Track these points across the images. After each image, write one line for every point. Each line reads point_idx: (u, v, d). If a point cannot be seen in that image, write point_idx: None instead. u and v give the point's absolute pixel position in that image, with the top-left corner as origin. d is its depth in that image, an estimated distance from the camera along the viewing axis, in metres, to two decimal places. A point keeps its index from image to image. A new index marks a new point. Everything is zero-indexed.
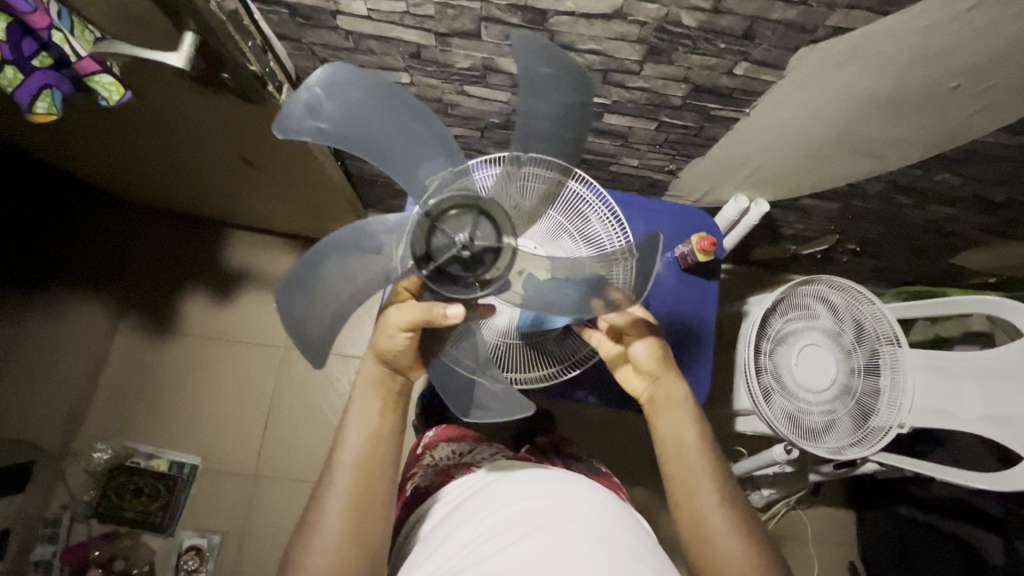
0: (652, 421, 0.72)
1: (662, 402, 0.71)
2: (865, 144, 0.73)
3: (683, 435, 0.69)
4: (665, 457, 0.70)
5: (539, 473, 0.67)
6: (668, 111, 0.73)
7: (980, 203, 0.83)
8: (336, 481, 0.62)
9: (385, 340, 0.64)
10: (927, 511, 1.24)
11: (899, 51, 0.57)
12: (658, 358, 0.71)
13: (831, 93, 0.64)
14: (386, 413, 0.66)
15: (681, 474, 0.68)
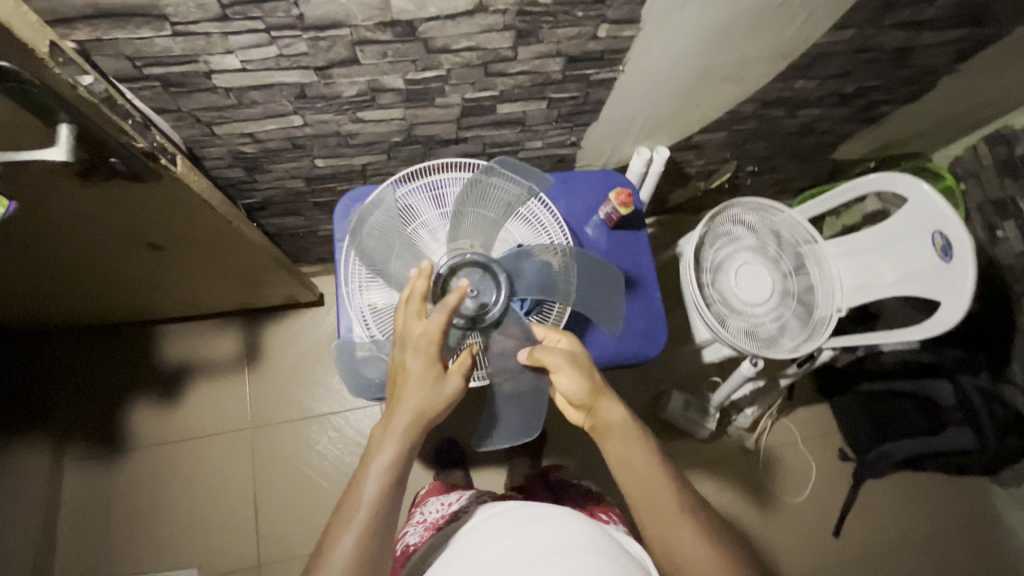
0: (600, 447, 0.72)
1: (601, 430, 0.72)
2: (725, 69, 0.85)
3: (632, 457, 0.69)
4: (622, 483, 0.70)
5: (531, 510, 0.74)
6: (552, 87, 0.80)
7: (833, 95, 1.01)
8: (356, 521, 0.59)
9: (435, 390, 0.67)
10: (891, 380, 1.38)
11: None
12: (586, 387, 0.72)
13: (686, 31, 0.73)
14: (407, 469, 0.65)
15: (639, 490, 0.67)
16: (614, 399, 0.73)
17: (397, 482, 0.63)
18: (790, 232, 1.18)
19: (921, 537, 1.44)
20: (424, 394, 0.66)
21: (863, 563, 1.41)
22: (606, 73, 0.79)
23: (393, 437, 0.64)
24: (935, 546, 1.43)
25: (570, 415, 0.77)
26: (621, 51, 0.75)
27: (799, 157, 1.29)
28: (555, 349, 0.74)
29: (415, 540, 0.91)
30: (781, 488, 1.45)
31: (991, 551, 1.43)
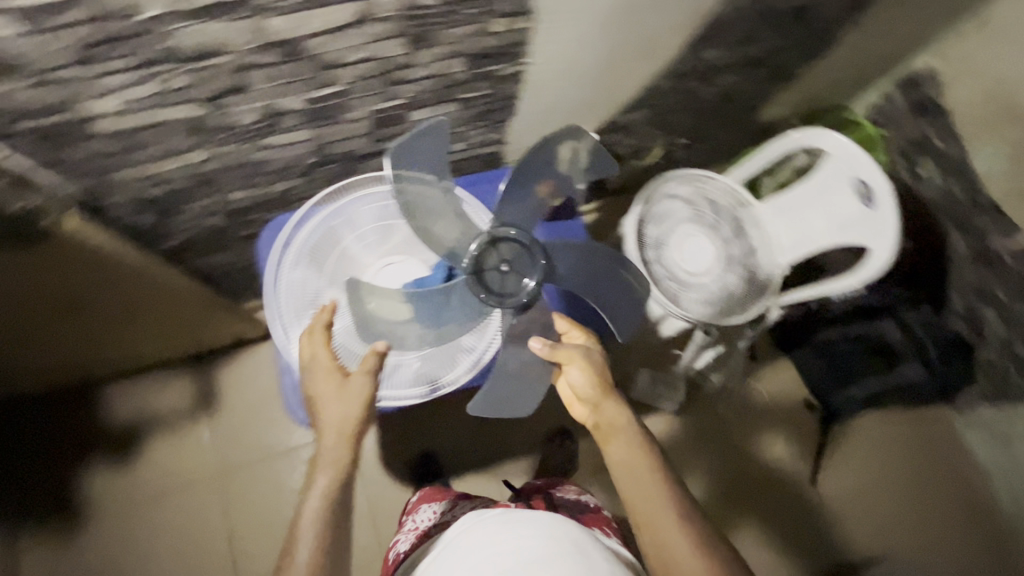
0: (603, 446, 0.76)
1: (606, 428, 0.77)
2: (633, 48, 0.85)
3: (632, 457, 0.73)
4: (618, 482, 0.73)
5: (508, 520, 0.71)
6: (462, 87, 0.79)
7: (744, 59, 1.02)
8: (304, 546, 0.61)
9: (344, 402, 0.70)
10: (845, 326, 1.41)
11: None
12: (594, 385, 0.78)
13: (584, 17, 0.73)
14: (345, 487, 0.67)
15: (636, 487, 0.71)
16: (620, 401, 0.78)
17: (339, 502, 0.65)
18: (726, 199, 1.19)
19: (891, 471, 1.50)
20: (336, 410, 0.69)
21: (840, 506, 1.48)
22: (513, 67, 0.78)
23: (324, 464, 0.67)
24: (905, 477, 1.50)
25: (578, 412, 0.83)
26: (522, 43, 0.74)
27: (725, 124, 1.31)
28: (569, 345, 0.79)
29: (406, 548, 0.90)
30: (755, 448, 1.49)
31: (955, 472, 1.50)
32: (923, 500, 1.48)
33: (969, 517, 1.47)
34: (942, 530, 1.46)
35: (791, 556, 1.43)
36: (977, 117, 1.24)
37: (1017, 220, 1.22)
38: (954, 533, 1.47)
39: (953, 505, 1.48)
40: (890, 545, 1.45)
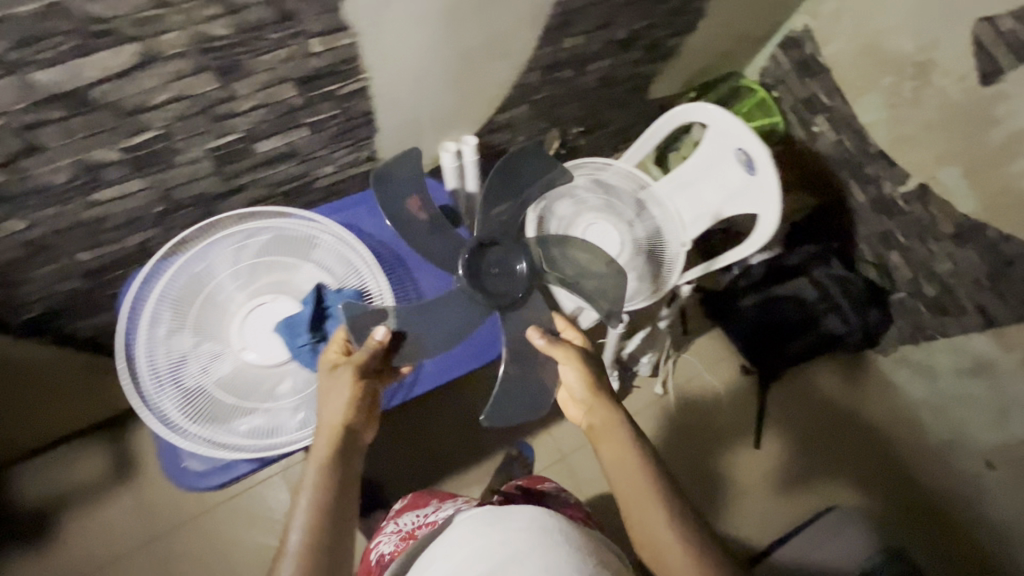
0: (594, 446, 0.74)
1: (600, 426, 0.75)
2: (483, 49, 0.82)
3: (625, 456, 0.71)
4: (610, 482, 0.71)
5: (489, 514, 0.63)
6: (303, 112, 0.75)
7: (611, 44, 1.01)
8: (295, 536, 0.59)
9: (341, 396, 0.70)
10: (764, 289, 1.43)
11: None
12: (586, 381, 0.77)
13: (412, 26, 0.70)
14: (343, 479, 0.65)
15: (626, 483, 0.69)
16: (613, 403, 0.76)
17: (338, 495, 0.63)
18: (622, 182, 1.16)
19: (830, 422, 1.51)
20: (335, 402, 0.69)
21: (787, 464, 1.48)
22: (352, 84, 0.75)
23: (313, 462, 0.66)
24: (847, 425, 1.51)
25: (570, 413, 0.81)
26: (352, 60, 0.70)
27: (618, 107, 1.30)
28: (566, 342, 0.79)
29: (390, 550, 0.85)
30: (699, 421, 1.50)
31: (897, 413, 1.50)
32: (868, 445, 1.50)
33: (914, 456, 1.47)
34: (888, 472, 1.47)
35: (746, 522, 1.42)
36: (855, 70, 1.26)
37: (904, 165, 1.25)
38: (903, 473, 1.47)
39: (897, 446, 1.49)
40: (841, 496, 1.45)
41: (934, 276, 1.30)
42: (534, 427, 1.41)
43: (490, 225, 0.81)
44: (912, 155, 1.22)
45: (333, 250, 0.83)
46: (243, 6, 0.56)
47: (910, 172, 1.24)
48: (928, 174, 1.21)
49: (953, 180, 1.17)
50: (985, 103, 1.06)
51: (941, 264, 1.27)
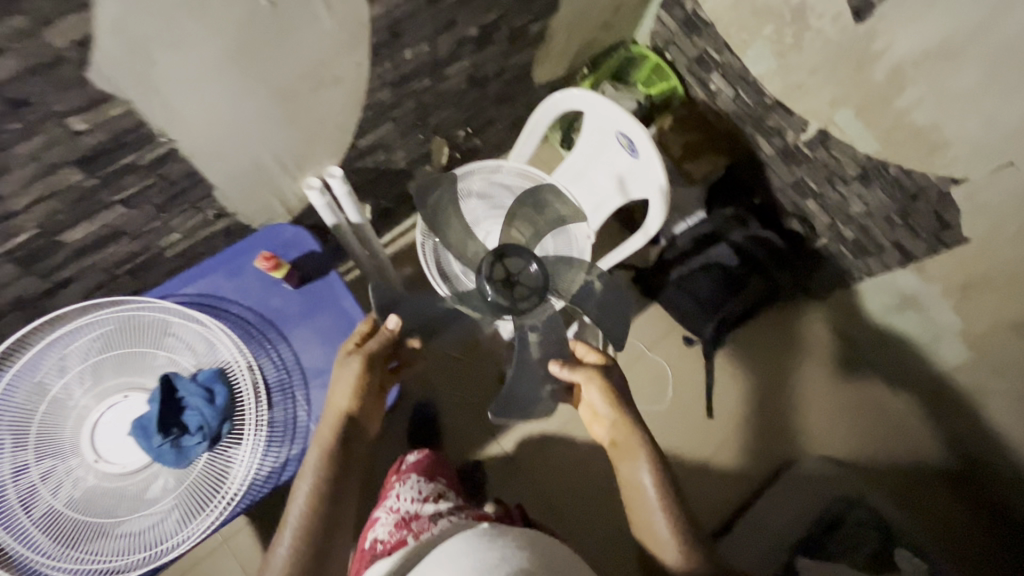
0: (614, 464, 0.83)
1: (621, 447, 0.82)
2: (302, 81, 0.73)
3: (638, 480, 0.78)
4: (626, 492, 0.80)
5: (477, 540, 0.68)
6: (106, 191, 0.67)
7: (466, 43, 0.93)
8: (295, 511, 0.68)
9: (342, 385, 0.77)
10: (690, 260, 1.38)
11: (169, 18, 0.54)
12: (611, 399, 0.83)
13: (193, 78, 0.61)
14: (344, 463, 0.73)
15: (637, 501, 0.78)
16: (638, 423, 0.82)
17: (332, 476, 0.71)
18: (518, 180, 1.11)
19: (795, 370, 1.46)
20: (340, 392, 0.76)
21: (745, 431, 1.42)
22: (153, 153, 0.66)
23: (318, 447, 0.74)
24: (805, 378, 1.44)
25: (596, 431, 0.88)
26: (136, 129, 0.62)
27: (503, 101, 1.23)
28: (587, 368, 0.86)
29: (382, 539, 0.83)
30: (652, 403, 1.45)
31: (853, 359, 1.45)
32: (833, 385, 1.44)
33: (876, 399, 1.42)
34: (851, 421, 1.41)
35: (709, 495, 1.36)
36: (737, 22, 1.21)
37: (801, 113, 1.20)
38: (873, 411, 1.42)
39: (857, 393, 1.43)
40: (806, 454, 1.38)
41: (850, 220, 1.27)
42: (484, 444, 1.36)
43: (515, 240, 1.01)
44: (806, 102, 1.18)
45: (180, 333, 0.76)
46: None
47: (808, 119, 1.20)
48: (825, 119, 1.17)
49: (849, 122, 1.13)
50: (862, 40, 1.02)
51: (855, 207, 1.24)
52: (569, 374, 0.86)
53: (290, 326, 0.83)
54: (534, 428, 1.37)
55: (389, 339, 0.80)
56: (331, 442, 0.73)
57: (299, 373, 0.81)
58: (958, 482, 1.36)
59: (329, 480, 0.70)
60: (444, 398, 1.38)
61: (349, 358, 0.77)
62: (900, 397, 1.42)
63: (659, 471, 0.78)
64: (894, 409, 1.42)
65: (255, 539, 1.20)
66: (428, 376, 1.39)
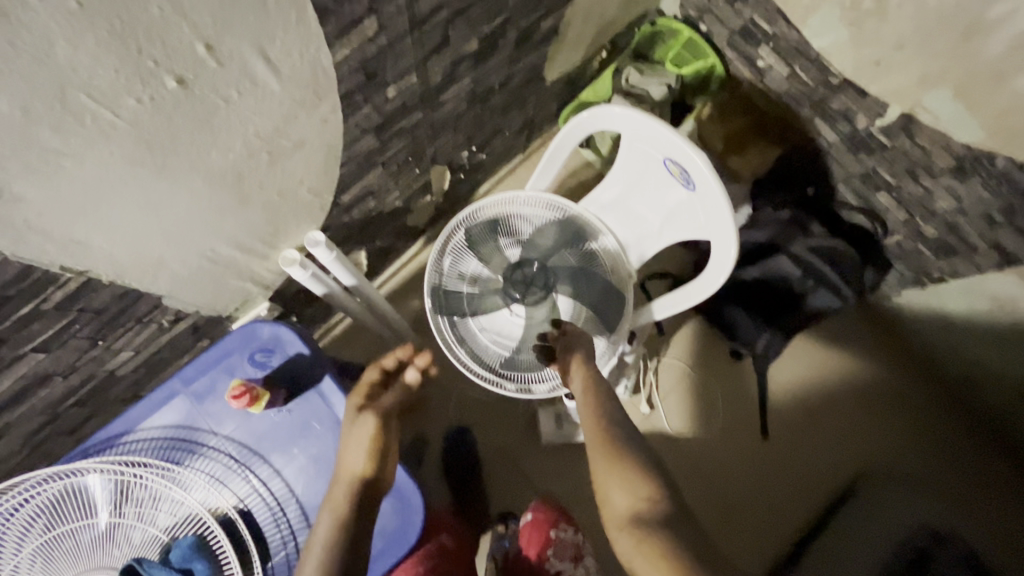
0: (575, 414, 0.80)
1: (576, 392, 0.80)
2: (253, 159, 0.55)
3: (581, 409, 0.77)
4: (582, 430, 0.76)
5: None
6: (11, 345, 0.51)
7: (465, 59, 0.73)
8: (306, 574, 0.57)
9: (354, 442, 0.65)
10: (740, 269, 1.19)
11: (13, 128, 0.36)
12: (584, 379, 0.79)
13: (86, 192, 0.44)
14: (360, 527, 0.61)
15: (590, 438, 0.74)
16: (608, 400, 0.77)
17: (348, 541, 0.59)
18: (537, 211, 0.91)
19: (837, 371, 1.33)
20: (351, 448, 0.65)
21: (770, 454, 1.29)
22: (61, 290, 0.49)
23: (328, 511, 0.62)
24: (797, 377, 1.33)
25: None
26: (24, 275, 0.45)
27: (510, 109, 1.01)
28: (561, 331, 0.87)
29: None
30: (701, 430, 1.30)
31: (864, 344, 1.35)
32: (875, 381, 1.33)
33: (874, 381, 1.33)
34: (859, 417, 1.31)
35: (749, 546, 1.23)
36: None
37: (879, 93, 0.98)
38: (918, 408, 1.32)
39: (874, 379, 1.33)
40: (838, 465, 1.29)
41: (934, 217, 1.06)
42: (516, 493, 1.22)
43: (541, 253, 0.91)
44: (885, 81, 0.96)
45: (142, 494, 0.61)
46: None
47: (887, 101, 0.98)
48: (910, 102, 0.95)
49: (945, 107, 0.90)
50: (972, 5, 0.78)
51: (942, 203, 1.03)
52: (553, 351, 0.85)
53: (281, 457, 0.67)
54: (571, 472, 1.22)
55: (403, 387, 0.70)
56: (344, 506, 0.61)
57: (300, 515, 0.66)
58: (977, 437, 1.30)
59: (343, 551, 0.58)
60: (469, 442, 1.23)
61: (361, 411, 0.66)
62: (894, 372, 1.34)
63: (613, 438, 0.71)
64: (927, 390, 1.33)
65: None
66: (450, 423, 1.23)
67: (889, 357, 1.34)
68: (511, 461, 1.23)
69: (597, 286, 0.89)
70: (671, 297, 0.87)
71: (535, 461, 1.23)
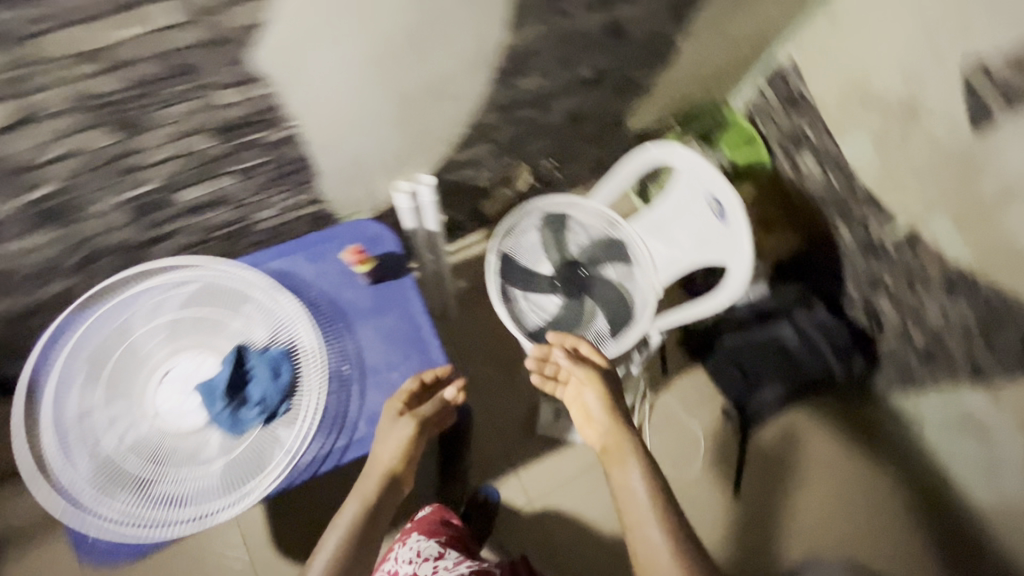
0: (608, 466, 0.84)
1: (612, 449, 0.84)
2: (427, 91, 0.77)
3: (629, 474, 0.80)
4: (614, 491, 0.81)
5: None
6: (226, 161, 0.71)
7: (579, 82, 0.96)
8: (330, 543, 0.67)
9: (390, 440, 0.74)
10: (744, 332, 1.36)
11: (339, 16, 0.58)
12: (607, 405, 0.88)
13: (337, 71, 0.65)
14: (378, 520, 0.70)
15: (628, 505, 0.77)
16: (629, 429, 0.86)
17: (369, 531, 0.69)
18: (594, 217, 1.12)
19: (819, 452, 1.41)
20: (384, 445, 0.73)
21: (738, 509, 1.37)
22: (277, 132, 0.70)
23: (358, 498, 0.71)
24: (803, 495, 1.38)
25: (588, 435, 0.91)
26: (270, 111, 0.66)
27: (592, 141, 1.25)
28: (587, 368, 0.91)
29: None
30: (679, 468, 1.40)
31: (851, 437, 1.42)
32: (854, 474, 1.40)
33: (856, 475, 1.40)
34: (855, 555, 1.33)
35: None
36: (842, 107, 1.21)
37: (893, 208, 1.18)
38: (896, 507, 1.37)
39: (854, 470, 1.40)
40: (803, 543, 1.35)
41: (924, 326, 1.21)
42: (501, 470, 1.33)
43: (588, 260, 1.12)
44: (900, 199, 1.16)
45: (253, 307, 0.78)
46: (130, 61, 0.51)
47: (899, 216, 1.18)
48: (918, 220, 1.14)
49: (944, 229, 1.09)
50: (975, 151, 0.99)
51: (932, 315, 1.19)
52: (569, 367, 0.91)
53: (357, 321, 0.83)
54: (554, 468, 1.34)
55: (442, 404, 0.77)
56: (372, 495, 0.71)
57: (359, 368, 0.81)
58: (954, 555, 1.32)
59: (359, 537, 0.68)
60: (471, 415, 1.37)
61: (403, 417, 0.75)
62: (907, 512, 1.36)
63: (656, 496, 0.76)
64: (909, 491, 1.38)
65: (263, 514, 1.21)
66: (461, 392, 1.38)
67: (913, 516, 1.36)
68: (505, 442, 1.35)
69: (620, 297, 1.09)
70: (691, 310, 1.03)
71: (526, 448, 1.35)
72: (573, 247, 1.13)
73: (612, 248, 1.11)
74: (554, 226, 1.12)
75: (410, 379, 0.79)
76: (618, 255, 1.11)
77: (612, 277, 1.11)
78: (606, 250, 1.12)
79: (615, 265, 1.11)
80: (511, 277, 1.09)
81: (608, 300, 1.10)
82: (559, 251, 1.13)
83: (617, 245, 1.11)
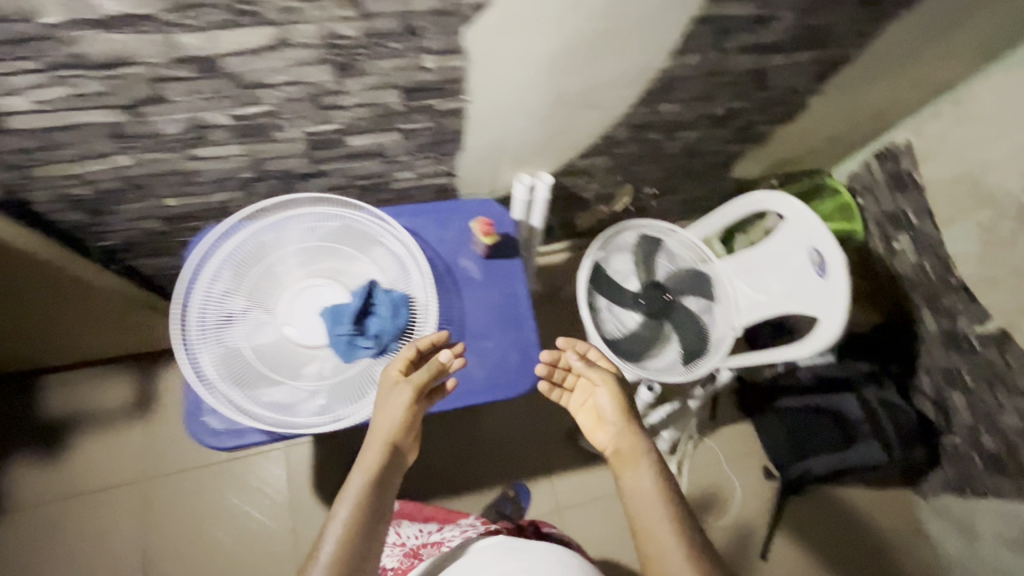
0: (618, 473, 0.77)
1: (625, 454, 0.78)
2: (581, 96, 0.85)
3: (640, 480, 0.74)
4: (625, 503, 0.74)
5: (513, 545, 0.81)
6: (399, 119, 0.79)
7: (709, 118, 1.02)
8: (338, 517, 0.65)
9: (390, 406, 0.73)
10: (804, 395, 1.36)
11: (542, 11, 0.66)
12: (621, 405, 0.81)
13: (520, 61, 0.73)
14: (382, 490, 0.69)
15: (636, 517, 0.72)
16: (641, 430, 0.79)
17: (374, 505, 0.67)
18: (687, 249, 1.17)
19: (849, 536, 1.41)
20: (382, 413, 0.73)
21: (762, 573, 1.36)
22: (450, 103, 0.78)
23: (361, 470, 0.70)
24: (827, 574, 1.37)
25: (598, 440, 0.82)
26: (454, 82, 0.74)
27: (696, 179, 1.30)
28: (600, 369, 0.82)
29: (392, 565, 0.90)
30: (710, 515, 1.40)
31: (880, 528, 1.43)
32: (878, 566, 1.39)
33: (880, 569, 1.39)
34: None
35: None
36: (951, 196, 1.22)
37: (986, 304, 1.17)
38: None
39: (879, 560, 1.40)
40: None
41: (996, 429, 1.19)
42: (537, 472, 1.36)
43: (674, 287, 1.15)
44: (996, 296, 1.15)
45: (384, 252, 0.86)
46: (374, 14, 0.60)
47: (991, 314, 1.17)
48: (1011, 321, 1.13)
49: None
50: None
51: (1008, 420, 1.16)
52: (581, 368, 0.82)
53: (466, 287, 0.90)
54: (588, 483, 1.36)
55: (439, 368, 0.77)
56: (374, 466, 0.70)
57: (460, 330, 0.87)
58: None
59: (369, 507, 0.67)
60: (519, 412, 1.41)
61: (401, 383, 0.75)
62: None
63: (669, 500, 0.72)
64: None
65: (311, 455, 1.27)
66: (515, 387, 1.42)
67: None
68: (546, 446, 1.37)
69: (698, 328, 1.13)
70: (766, 353, 1.05)
71: (565, 456, 1.37)
72: (661, 271, 1.18)
73: (699, 281, 1.15)
74: (647, 248, 1.16)
75: (407, 348, 0.77)
76: (703, 288, 1.15)
77: (694, 308, 1.14)
78: (693, 281, 1.15)
79: (699, 297, 1.15)
80: (598, 286, 1.13)
81: (686, 328, 1.12)
82: (648, 272, 1.17)
83: (704, 279, 1.15)
